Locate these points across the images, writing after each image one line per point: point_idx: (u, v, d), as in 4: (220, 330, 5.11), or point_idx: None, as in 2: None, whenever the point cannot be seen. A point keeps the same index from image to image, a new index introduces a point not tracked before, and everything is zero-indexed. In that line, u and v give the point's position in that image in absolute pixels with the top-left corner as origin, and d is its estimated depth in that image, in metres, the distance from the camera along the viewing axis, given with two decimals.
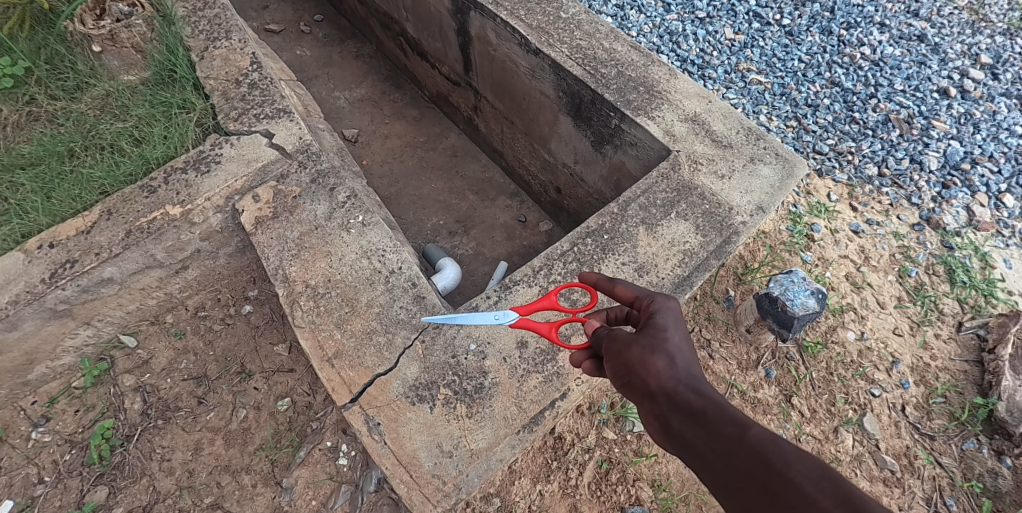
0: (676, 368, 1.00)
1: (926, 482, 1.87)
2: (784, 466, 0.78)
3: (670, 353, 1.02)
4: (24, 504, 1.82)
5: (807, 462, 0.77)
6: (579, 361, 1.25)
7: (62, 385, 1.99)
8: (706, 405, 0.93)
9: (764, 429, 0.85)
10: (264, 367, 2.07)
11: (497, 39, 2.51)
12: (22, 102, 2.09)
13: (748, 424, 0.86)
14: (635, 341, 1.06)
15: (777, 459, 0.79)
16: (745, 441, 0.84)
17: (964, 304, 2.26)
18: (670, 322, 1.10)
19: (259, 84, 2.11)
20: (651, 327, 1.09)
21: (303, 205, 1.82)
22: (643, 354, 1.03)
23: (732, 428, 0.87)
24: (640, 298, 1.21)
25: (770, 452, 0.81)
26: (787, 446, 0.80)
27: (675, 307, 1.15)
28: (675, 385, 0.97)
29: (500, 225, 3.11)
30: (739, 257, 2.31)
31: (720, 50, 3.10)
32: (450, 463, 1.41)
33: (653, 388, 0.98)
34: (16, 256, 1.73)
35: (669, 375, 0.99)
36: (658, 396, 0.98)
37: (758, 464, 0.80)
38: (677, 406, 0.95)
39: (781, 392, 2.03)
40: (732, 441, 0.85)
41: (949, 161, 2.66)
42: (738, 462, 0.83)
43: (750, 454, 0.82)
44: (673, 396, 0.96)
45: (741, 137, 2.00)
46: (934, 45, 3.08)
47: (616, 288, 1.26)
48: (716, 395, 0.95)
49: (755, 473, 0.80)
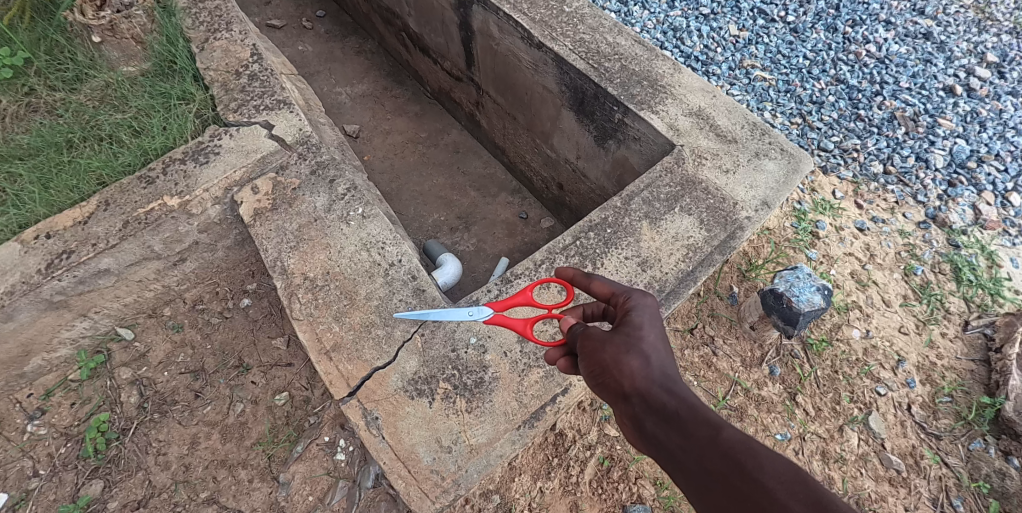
0: (651, 367, 0.97)
1: (932, 482, 1.84)
2: (757, 471, 0.77)
3: (645, 352, 0.99)
4: (18, 497, 1.79)
5: (779, 466, 0.77)
6: (555, 358, 1.22)
7: (58, 377, 1.97)
8: (680, 406, 0.90)
9: (737, 431, 0.83)
10: (262, 361, 2.05)
11: (500, 32, 2.49)
12: (21, 93, 2.07)
13: (721, 426, 0.84)
14: (609, 340, 1.02)
15: (750, 463, 0.78)
16: (718, 443, 0.82)
17: (970, 302, 2.23)
18: (646, 319, 1.07)
19: (259, 75, 2.09)
20: (626, 324, 1.05)
21: (303, 197, 1.79)
22: (617, 354, 0.99)
23: (706, 430, 0.85)
24: (616, 294, 1.17)
25: (743, 455, 0.79)
26: (760, 449, 0.79)
27: (652, 304, 1.11)
28: (649, 385, 0.94)
29: (501, 221, 3.09)
30: (743, 254, 2.29)
31: (724, 47, 3.08)
32: (449, 458, 1.39)
33: (626, 389, 0.95)
34: (12, 246, 1.71)
35: (644, 375, 0.95)
36: (631, 397, 0.94)
37: (731, 468, 0.79)
38: (651, 407, 0.92)
39: (786, 390, 2.01)
40: (705, 444, 0.83)
41: (954, 159, 2.64)
42: (711, 465, 0.81)
43: (724, 457, 0.80)
44: (647, 397, 0.93)
45: (745, 132, 1.98)
46: (940, 43, 3.05)
47: (593, 283, 1.22)
48: (691, 395, 0.92)
49: (729, 477, 0.79)
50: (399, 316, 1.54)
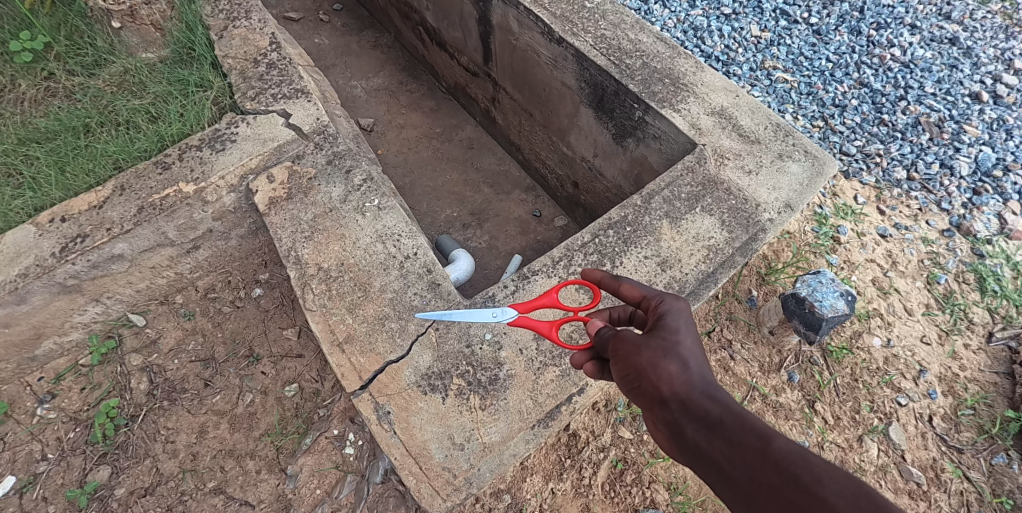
0: (690, 372, 0.94)
1: (953, 497, 1.80)
2: (815, 484, 0.71)
3: (684, 357, 0.96)
4: (26, 481, 1.79)
5: (838, 479, 0.71)
6: (581, 362, 1.20)
7: (69, 362, 1.97)
8: (723, 413, 0.86)
9: (788, 441, 0.78)
10: (273, 352, 2.03)
11: (519, 27, 2.46)
12: (41, 77, 2.06)
13: (771, 436, 0.80)
14: (645, 343, 0.99)
15: (806, 476, 0.73)
16: (769, 454, 0.77)
17: (995, 314, 2.18)
18: (681, 323, 1.04)
19: (278, 64, 2.08)
20: (662, 328, 1.03)
21: (318, 187, 1.77)
22: (654, 357, 0.96)
23: (754, 440, 0.80)
24: (647, 297, 1.14)
25: (797, 466, 0.74)
26: (816, 461, 0.74)
27: (685, 308, 1.08)
28: (689, 391, 0.91)
29: (514, 219, 3.06)
30: (762, 257, 2.25)
31: (745, 47, 3.03)
32: (461, 456, 1.37)
33: (665, 394, 0.92)
34: (27, 229, 1.71)
35: (683, 380, 0.92)
36: (670, 403, 0.91)
37: (784, 480, 0.74)
38: (693, 414, 0.89)
39: (804, 397, 1.97)
40: (754, 454, 0.79)
41: (980, 167, 2.57)
42: (762, 478, 0.76)
43: (776, 470, 0.75)
44: (687, 403, 0.90)
45: (768, 133, 1.93)
46: (966, 49, 2.99)
47: (622, 287, 1.20)
48: (734, 402, 0.88)
49: (782, 491, 0.74)
50: (421, 316, 1.49)
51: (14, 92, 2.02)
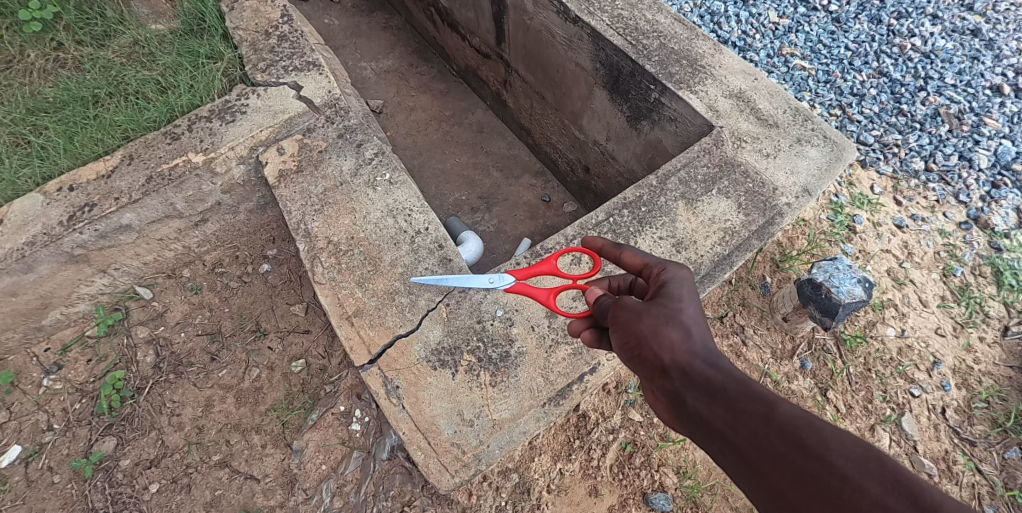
0: (692, 341, 0.91)
1: (965, 489, 1.78)
2: (821, 448, 0.69)
3: (686, 326, 0.93)
4: (31, 450, 1.78)
5: (846, 441, 0.69)
6: (579, 330, 1.18)
7: (76, 333, 1.97)
8: (726, 380, 0.84)
9: (794, 406, 0.76)
10: (280, 326, 2.02)
11: (534, 7, 2.43)
12: (50, 48, 2.03)
13: (775, 402, 0.77)
14: (646, 310, 0.97)
15: (812, 440, 0.71)
16: (774, 420, 0.75)
17: (1011, 308, 2.14)
18: (684, 292, 1.01)
19: (289, 36, 2.05)
20: (664, 296, 1.00)
21: (329, 160, 1.75)
22: (656, 325, 0.94)
23: (758, 406, 0.78)
24: (649, 266, 1.11)
25: (802, 431, 0.72)
26: (822, 425, 0.72)
27: (688, 277, 1.05)
28: (690, 359, 0.89)
29: (523, 203, 3.03)
30: (777, 244, 2.22)
31: (763, 33, 2.98)
32: (471, 431, 1.35)
33: (666, 363, 0.90)
34: (35, 197, 1.70)
35: (685, 349, 0.90)
36: (671, 371, 0.89)
37: (788, 444, 0.72)
38: (694, 382, 0.86)
39: (817, 384, 1.95)
40: (757, 420, 0.76)
41: (999, 160, 2.52)
42: (766, 443, 0.74)
43: (779, 435, 0.73)
44: (688, 372, 0.88)
45: (787, 117, 1.89)
46: (989, 41, 2.92)
47: (623, 255, 1.17)
48: (738, 371, 0.86)
49: (787, 455, 0.71)
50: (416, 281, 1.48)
51: (24, 63, 1.99)
